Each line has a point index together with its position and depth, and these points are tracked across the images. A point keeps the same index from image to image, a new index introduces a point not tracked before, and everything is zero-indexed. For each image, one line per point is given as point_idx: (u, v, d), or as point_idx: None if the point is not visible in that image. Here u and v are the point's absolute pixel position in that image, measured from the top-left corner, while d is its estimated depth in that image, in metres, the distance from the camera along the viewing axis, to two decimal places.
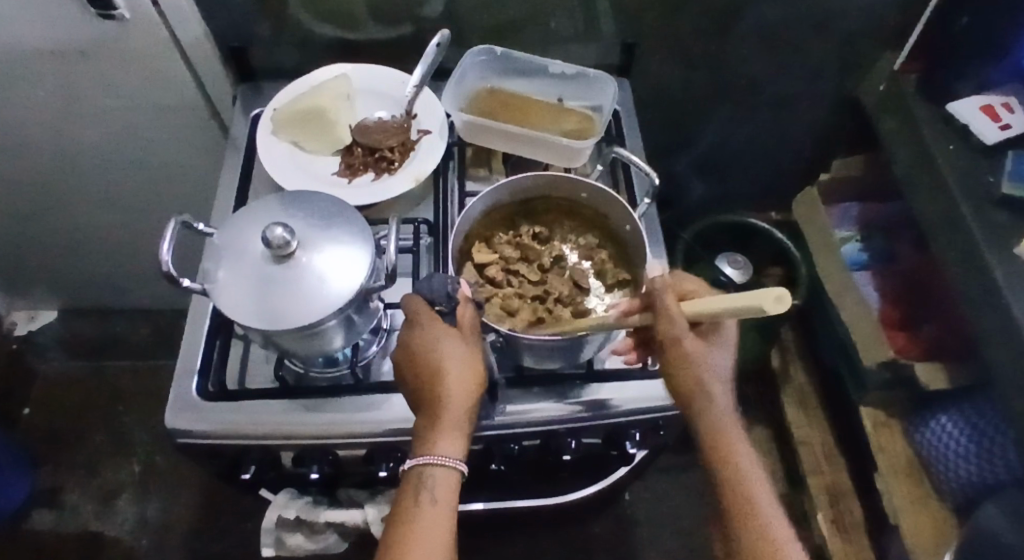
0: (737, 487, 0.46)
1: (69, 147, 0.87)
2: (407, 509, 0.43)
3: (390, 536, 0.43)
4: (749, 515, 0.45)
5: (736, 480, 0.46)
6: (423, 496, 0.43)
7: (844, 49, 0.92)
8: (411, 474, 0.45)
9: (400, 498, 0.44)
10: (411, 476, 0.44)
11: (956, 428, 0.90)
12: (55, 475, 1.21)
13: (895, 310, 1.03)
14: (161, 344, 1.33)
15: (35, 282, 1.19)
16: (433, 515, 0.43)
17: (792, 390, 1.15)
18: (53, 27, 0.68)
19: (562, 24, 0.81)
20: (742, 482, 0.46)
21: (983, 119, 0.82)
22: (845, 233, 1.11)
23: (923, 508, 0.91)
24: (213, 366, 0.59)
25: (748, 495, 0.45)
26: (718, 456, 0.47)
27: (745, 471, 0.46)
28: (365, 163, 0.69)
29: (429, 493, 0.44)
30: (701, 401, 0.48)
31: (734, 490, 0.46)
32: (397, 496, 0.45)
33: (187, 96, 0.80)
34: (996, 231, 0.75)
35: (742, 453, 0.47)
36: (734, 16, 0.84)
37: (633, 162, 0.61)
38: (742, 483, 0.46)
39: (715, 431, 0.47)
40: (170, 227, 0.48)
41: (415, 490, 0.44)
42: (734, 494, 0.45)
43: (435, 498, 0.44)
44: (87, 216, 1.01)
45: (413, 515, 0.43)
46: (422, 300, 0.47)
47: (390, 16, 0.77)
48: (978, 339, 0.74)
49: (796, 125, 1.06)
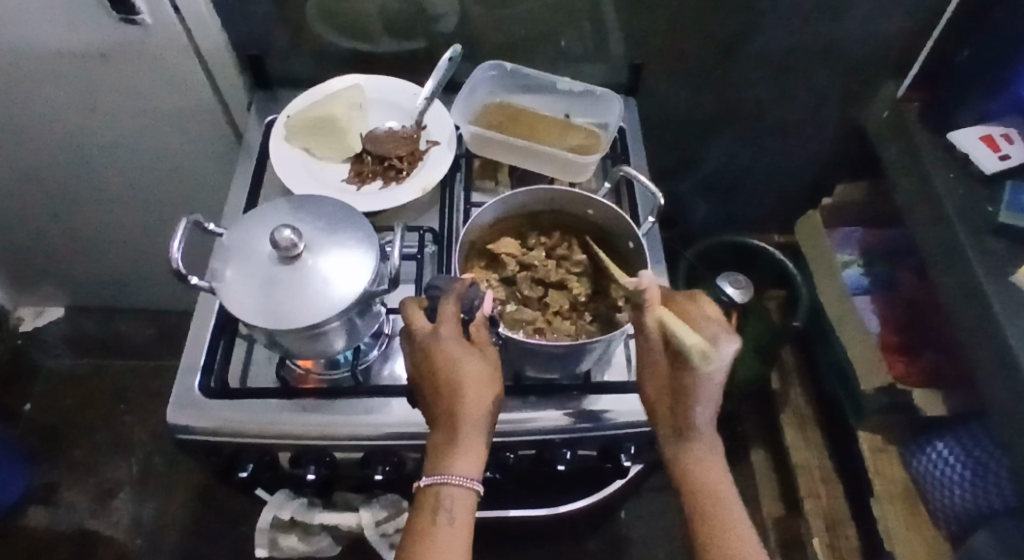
0: (704, 493, 0.44)
1: (86, 148, 0.89)
2: (423, 527, 0.43)
3: (408, 555, 0.43)
4: (710, 522, 0.43)
5: (700, 485, 0.45)
6: (441, 516, 0.43)
7: (848, 77, 0.93)
8: (426, 493, 0.44)
9: (418, 515, 0.44)
10: (427, 494, 0.44)
11: (953, 455, 0.90)
12: (53, 471, 1.22)
13: (894, 336, 1.03)
14: (166, 345, 1.34)
15: (45, 279, 1.21)
16: (451, 536, 0.43)
17: (791, 413, 1.14)
18: (76, 30, 0.70)
19: (572, 43, 0.82)
20: (707, 492, 0.45)
21: (982, 149, 0.83)
22: (846, 257, 1.11)
23: (918, 534, 0.90)
24: (216, 364, 0.60)
25: (717, 504, 0.44)
26: (684, 466, 0.46)
27: (715, 480, 0.45)
28: (374, 171, 0.71)
29: (447, 514, 0.43)
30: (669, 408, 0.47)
31: (697, 497, 0.45)
32: (413, 513, 0.45)
33: (203, 100, 0.82)
34: (993, 260, 0.76)
35: (715, 465, 0.45)
36: (740, 41, 0.86)
37: (640, 181, 0.62)
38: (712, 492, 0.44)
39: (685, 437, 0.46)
40: (181, 226, 0.49)
41: (432, 509, 0.44)
42: (695, 496, 0.45)
43: (452, 518, 0.43)
44: (98, 216, 1.03)
45: (431, 534, 0.43)
46: (452, 300, 0.47)
47: (405, 30, 0.79)
48: (974, 366, 0.74)
49: (800, 150, 1.07)
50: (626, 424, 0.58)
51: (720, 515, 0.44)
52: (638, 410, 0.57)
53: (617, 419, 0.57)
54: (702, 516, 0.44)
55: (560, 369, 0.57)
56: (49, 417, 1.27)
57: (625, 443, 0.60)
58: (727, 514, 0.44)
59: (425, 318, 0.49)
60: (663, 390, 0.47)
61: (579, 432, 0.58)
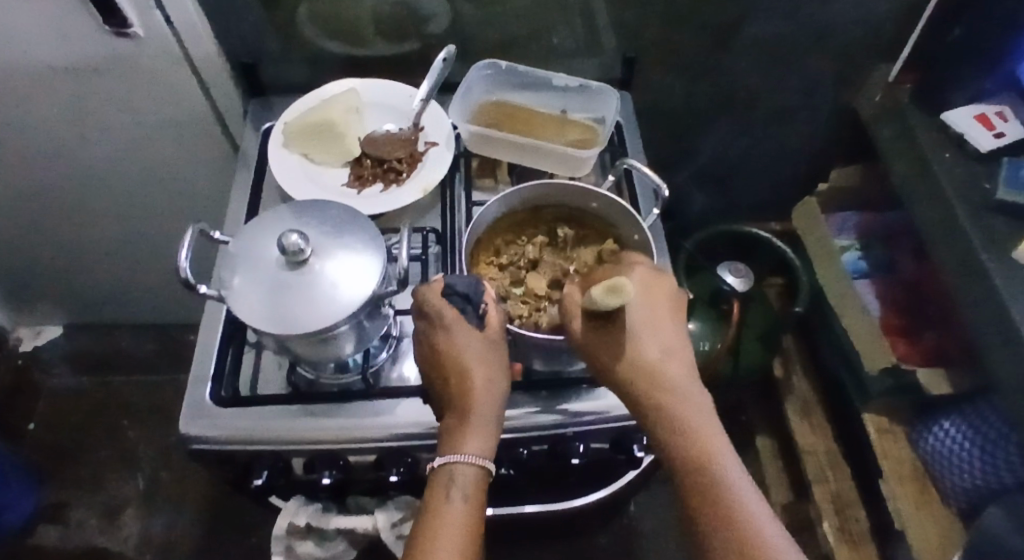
0: (699, 456, 0.42)
1: (80, 163, 0.89)
2: (435, 506, 0.43)
3: (417, 535, 0.42)
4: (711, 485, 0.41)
5: (667, 411, 0.45)
6: (453, 493, 0.43)
7: (839, 62, 0.94)
8: (439, 473, 0.45)
9: (430, 495, 0.44)
10: (439, 475, 0.44)
11: (960, 432, 0.90)
12: (61, 491, 1.21)
13: (895, 318, 1.04)
14: (167, 359, 1.34)
15: (43, 297, 1.21)
16: (463, 512, 0.43)
17: (795, 398, 1.15)
18: (68, 44, 0.70)
19: (564, 39, 0.83)
20: (675, 415, 0.45)
21: (977, 127, 0.83)
22: (845, 242, 1.12)
23: (930, 514, 0.91)
24: (226, 373, 0.59)
25: (710, 452, 0.43)
26: (654, 403, 0.46)
27: (706, 432, 0.44)
28: (374, 174, 0.71)
29: (459, 489, 0.43)
30: (654, 374, 0.47)
31: (689, 460, 0.43)
32: (426, 495, 0.45)
33: (199, 111, 0.82)
34: (992, 237, 0.77)
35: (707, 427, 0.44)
36: (732, 31, 0.86)
37: (643, 172, 0.61)
38: (707, 456, 0.42)
39: (646, 376, 0.46)
40: (187, 235, 0.49)
41: (445, 486, 0.44)
42: (693, 465, 0.42)
43: (465, 495, 0.43)
44: (94, 231, 1.03)
45: (443, 510, 0.42)
46: (438, 290, 0.48)
47: (397, 33, 0.80)
48: (978, 342, 0.75)
49: (793, 137, 1.08)
50: (637, 414, 0.58)
51: (720, 477, 0.41)
52: None
53: (628, 411, 0.58)
54: (696, 473, 0.42)
55: (568, 361, 0.58)
56: (54, 436, 1.26)
57: (638, 433, 0.60)
58: (720, 459, 0.42)
59: (454, 306, 0.47)
60: (650, 361, 0.47)
61: (586, 424, 0.58)
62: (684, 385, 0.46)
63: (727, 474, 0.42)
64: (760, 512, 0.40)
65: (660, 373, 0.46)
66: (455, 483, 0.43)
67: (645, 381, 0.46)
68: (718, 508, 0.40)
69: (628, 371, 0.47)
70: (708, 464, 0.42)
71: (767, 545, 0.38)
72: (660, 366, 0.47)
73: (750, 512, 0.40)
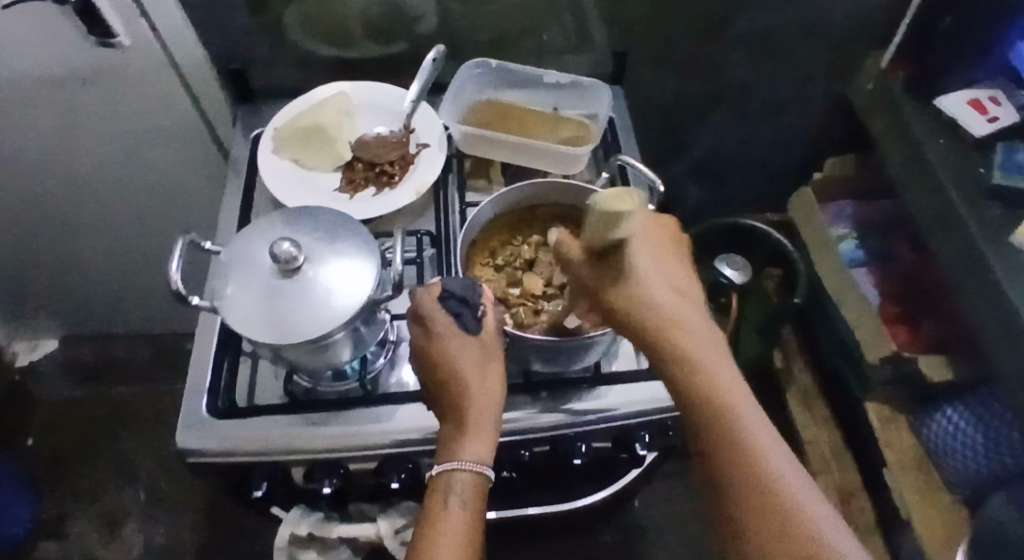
0: (719, 401, 0.40)
1: (69, 175, 0.88)
2: (434, 513, 0.42)
3: (416, 544, 0.42)
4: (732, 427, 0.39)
5: (682, 355, 0.42)
6: (451, 499, 0.43)
7: (831, 51, 0.94)
8: (437, 481, 0.44)
9: (428, 504, 0.43)
10: (438, 482, 0.44)
11: (962, 419, 0.91)
12: (60, 504, 1.20)
13: (895, 306, 1.03)
14: (164, 369, 1.33)
15: (37, 310, 1.20)
16: (462, 519, 0.42)
17: (796, 389, 1.15)
18: (52, 55, 0.69)
19: (554, 35, 0.82)
20: (692, 358, 0.42)
21: (971, 114, 0.83)
22: (840, 231, 1.11)
23: (934, 503, 0.91)
24: (222, 384, 0.59)
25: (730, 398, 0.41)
26: (667, 346, 0.43)
27: (723, 377, 0.42)
28: (366, 178, 0.70)
29: (457, 497, 0.43)
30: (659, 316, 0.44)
31: (709, 404, 0.40)
32: (424, 503, 0.44)
33: (187, 119, 0.81)
34: (989, 223, 0.76)
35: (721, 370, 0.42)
36: (723, 23, 0.86)
37: (637, 168, 0.61)
38: (721, 393, 0.41)
39: (659, 319, 0.43)
40: (178, 246, 0.48)
41: (443, 494, 0.43)
42: (713, 410, 0.40)
43: (463, 502, 0.43)
44: (86, 243, 1.02)
45: (442, 518, 0.42)
46: (430, 295, 0.47)
47: (386, 34, 0.79)
48: (979, 329, 0.75)
49: (787, 128, 1.08)
50: (639, 413, 0.58)
51: (741, 421, 0.40)
52: (647, 400, 0.57)
53: (628, 410, 0.57)
54: (718, 419, 0.40)
55: (568, 362, 0.57)
56: (51, 449, 1.25)
57: (640, 431, 0.60)
58: (740, 405, 0.40)
59: (448, 312, 0.47)
60: (655, 299, 0.44)
61: (587, 424, 0.57)
62: (695, 327, 0.44)
63: (749, 421, 0.40)
64: (782, 459, 0.39)
65: (672, 316, 0.44)
66: (452, 490, 0.42)
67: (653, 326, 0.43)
68: (743, 454, 0.39)
69: (639, 314, 0.44)
70: (729, 410, 0.40)
71: (792, 488, 0.37)
72: (671, 309, 0.44)
73: (767, 450, 0.39)
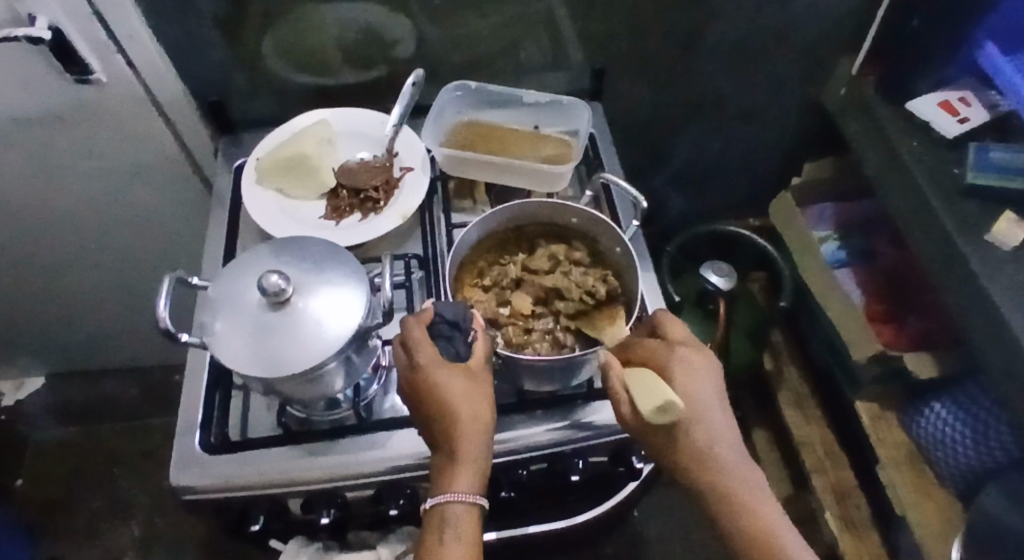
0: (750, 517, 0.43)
1: (50, 213, 0.87)
2: (431, 548, 0.43)
3: None
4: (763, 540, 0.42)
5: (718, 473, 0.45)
6: (447, 534, 0.43)
7: (802, 59, 0.96)
8: (433, 513, 0.44)
9: (426, 537, 0.44)
10: (433, 514, 0.44)
11: (950, 414, 0.92)
12: (54, 546, 1.18)
13: (880, 305, 1.05)
14: (154, 403, 1.31)
15: (21, 349, 1.18)
16: (460, 553, 0.42)
17: (788, 391, 1.16)
18: (30, 96, 0.69)
19: (531, 54, 0.83)
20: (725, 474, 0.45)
21: (942, 114, 0.86)
22: (822, 233, 1.13)
23: (927, 496, 0.93)
24: (215, 419, 0.58)
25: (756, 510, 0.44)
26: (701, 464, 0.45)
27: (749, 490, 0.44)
28: (351, 205, 0.71)
29: (453, 531, 0.43)
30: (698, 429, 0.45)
31: (742, 522, 0.43)
32: (422, 535, 0.45)
33: (169, 153, 0.81)
34: (965, 220, 0.78)
35: (754, 490, 0.44)
36: (696, 35, 0.88)
37: (621, 186, 0.63)
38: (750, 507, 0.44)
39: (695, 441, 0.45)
40: (165, 284, 0.48)
41: (439, 528, 0.43)
42: (732, 513, 0.44)
43: (459, 535, 0.43)
44: (70, 280, 1.01)
45: (438, 553, 0.42)
46: (416, 323, 0.47)
47: (364, 60, 0.80)
48: (963, 325, 0.76)
49: (765, 134, 1.09)
50: None
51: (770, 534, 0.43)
52: None
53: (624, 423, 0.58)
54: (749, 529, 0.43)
55: (561, 381, 0.58)
56: (42, 491, 1.23)
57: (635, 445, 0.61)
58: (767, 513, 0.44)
59: (433, 344, 0.47)
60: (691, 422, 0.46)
61: (583, 440, 0.58)
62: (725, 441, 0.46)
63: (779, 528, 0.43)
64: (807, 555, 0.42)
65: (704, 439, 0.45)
66: (448, 525, 0.42)
67: (692, 441, 0.45)
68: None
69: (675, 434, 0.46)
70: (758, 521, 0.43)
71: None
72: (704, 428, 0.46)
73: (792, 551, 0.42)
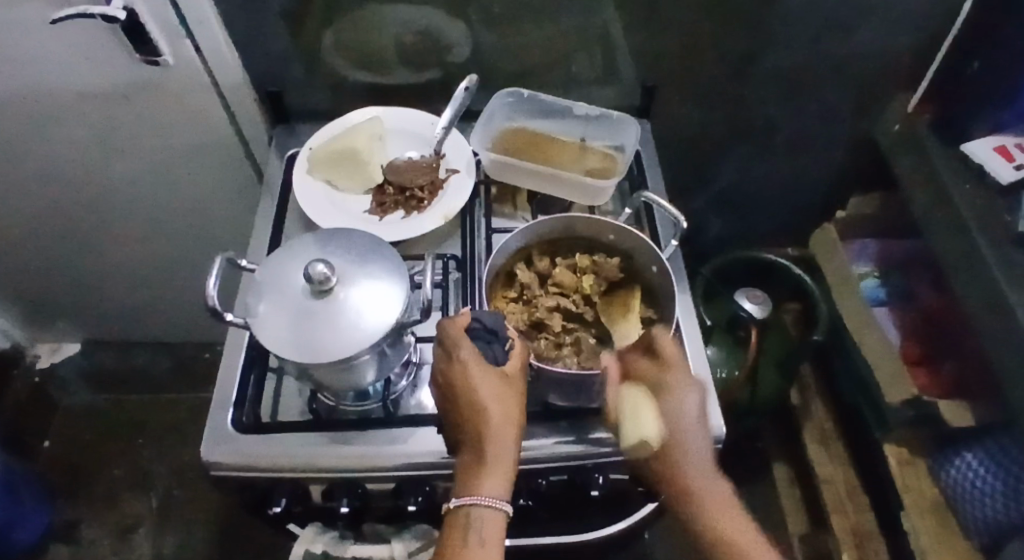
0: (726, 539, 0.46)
1: (106, 187, 0.91)
2: (453, 550, 0.43)
3: None
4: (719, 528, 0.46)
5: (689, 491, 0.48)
6: (471, 536, 0.43)
7: (857, 91, 0.94)
8: (457, 513, 0.44)
9: (449, 536, 0.44)
10: (457, 515, 0.44)
11: (982, 468, 0.90)
12: (74, 509, 1.21)
13: (916, 346, 1.04)
14: (181, 378, 1.34)
15: (63, 315, 1.23)
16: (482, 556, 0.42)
17: (813, 427, 1.14)
18: (98, 73, 0.72)
19: (583, 67, 0.84)
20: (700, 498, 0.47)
21: (997, 158, 0.84)
22: (862, 269, 1.13)
23: (949, 548, 0.90)
24: (247, 399, 0.60)
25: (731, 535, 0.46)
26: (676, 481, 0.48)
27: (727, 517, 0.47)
28: (396, 201, 0.72)
29: (477, 534, 0.43)
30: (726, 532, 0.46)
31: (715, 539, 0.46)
32: (442, 536, 0.45)
33: (224, 137, 0.84)
34: (1016, 269, 0.76)
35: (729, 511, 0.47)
36: (750, 60, 0.87)
37: (660, 205, 0.62)
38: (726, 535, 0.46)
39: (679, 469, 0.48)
40: (216, 264, 0.49)
41: (463, 529, 0.44)
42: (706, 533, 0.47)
43: (483, 539, 0.43)
44: (118, 253, 1.04)
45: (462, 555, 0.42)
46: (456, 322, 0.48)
47: (420, 61, 0.81)
48: (1003, 376, 0.74)
49: (811, 165, 1.08)
50: None
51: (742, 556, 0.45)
52: None
53: None
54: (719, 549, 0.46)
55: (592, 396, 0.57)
56: (68, 454, 1.26)
57: None
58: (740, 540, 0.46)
59: (470, 345, 0.47)
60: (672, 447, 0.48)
61: (605, 456, 0.57)
62: (702, 468, 0.48)
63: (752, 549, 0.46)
64: None
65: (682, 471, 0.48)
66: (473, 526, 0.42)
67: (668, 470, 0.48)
68: None
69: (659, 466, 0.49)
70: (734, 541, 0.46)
71: None
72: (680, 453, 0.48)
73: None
